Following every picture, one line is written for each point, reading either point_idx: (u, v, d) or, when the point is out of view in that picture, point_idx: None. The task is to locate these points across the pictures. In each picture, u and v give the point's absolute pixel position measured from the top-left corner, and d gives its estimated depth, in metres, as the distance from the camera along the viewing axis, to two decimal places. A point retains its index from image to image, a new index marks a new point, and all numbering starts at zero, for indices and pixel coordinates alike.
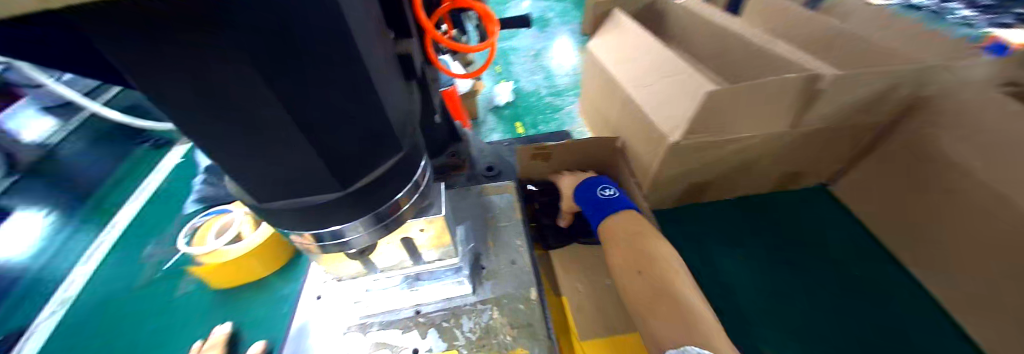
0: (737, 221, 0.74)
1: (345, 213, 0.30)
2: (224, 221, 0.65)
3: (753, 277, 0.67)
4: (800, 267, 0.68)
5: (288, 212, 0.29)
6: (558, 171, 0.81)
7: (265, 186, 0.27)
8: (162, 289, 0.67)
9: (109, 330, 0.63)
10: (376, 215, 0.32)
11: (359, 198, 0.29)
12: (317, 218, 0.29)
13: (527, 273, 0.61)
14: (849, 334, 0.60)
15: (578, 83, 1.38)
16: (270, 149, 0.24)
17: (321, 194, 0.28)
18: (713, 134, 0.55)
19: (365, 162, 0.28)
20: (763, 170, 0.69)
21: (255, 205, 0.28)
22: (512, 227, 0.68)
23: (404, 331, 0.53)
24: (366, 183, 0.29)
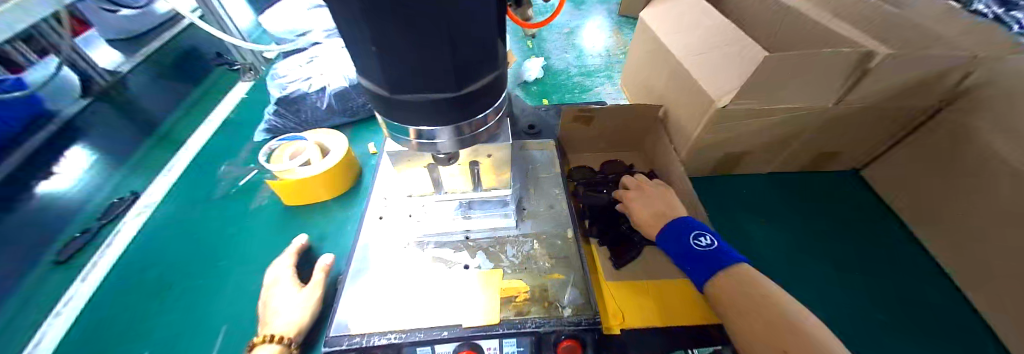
0: (765, 192, 0.80)
1: (455, 112, 0.37)
2: (295, 144, 0.71)
3: (777, 241, 0.73)
4: (822, 237, 0.74)
5: (412, 106, 0.35)
6: (596, 135, 0.86)
7: (399, 78, 0.33)
8: (239, 201, 0.73)
9: (193, 228, 0.68)
10: (458, 127, 0.39)
11: (467, 100, 0.36)
12: (429, 113, 0.36)
13: (565, 216, 0.67)
14: (862, 295, 0.66)
15: (609, 66, 1.38)
16: (421, 47, 0.30)
17: (442, 92, 0.34)
18: (758, 102, 0.59)
19: (478, 71, 0.35)
20: (797, 146, 0.73)
21: (384, 94, 0.35)
22: (552, 178, 0.74)
23: (456, 250, 0.61)
24: (473, 89, 0.36)
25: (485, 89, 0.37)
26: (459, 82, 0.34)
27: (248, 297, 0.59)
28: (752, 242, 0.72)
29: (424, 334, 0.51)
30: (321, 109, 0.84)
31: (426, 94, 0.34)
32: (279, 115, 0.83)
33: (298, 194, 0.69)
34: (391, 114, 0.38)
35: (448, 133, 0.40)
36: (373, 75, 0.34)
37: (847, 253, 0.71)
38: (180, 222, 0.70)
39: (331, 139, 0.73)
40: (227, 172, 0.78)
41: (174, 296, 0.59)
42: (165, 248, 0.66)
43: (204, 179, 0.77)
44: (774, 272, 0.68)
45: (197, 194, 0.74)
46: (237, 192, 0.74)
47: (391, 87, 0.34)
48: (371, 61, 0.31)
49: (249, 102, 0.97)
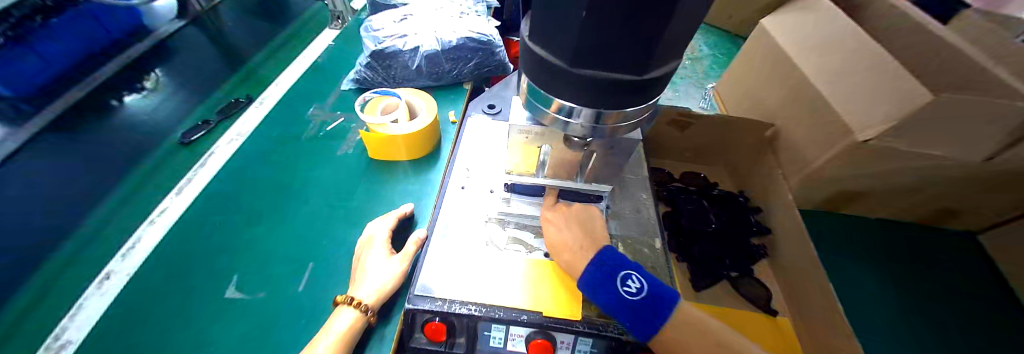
0: (877, 242, 0.70)
1: (621, 99, 0.34)
2: (389, 99, 0.70)
3: (885, 298, 0.63)
4: (940, 305, 0.63)
5: (583, 83, 0.32)
6: (686, 141, 0.80)
7: (589, 51, 0.30)
8: (326, 145, 0.73)
9: (280, 164, 0.69)
10: (598, 114, 0.36)
11: (641, 89, 0.33)
12: (599, 94, 0.33)
13: (652, 224, 0.63)
14: None
15: (675, 70, 1.30)
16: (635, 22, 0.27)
17: (623, 74, 0.31)
18: (906, 144, 0.54)
19: (665, 58, 0.32)
20: (919, 197, 0.66)
21: (560, 66, 0.32)
22: (639, 181, 0.70)
23: (535, 236, 0.60)
24: (656, 76, 0.32)
25: (659, 82, 0.34)
26: (644, 69, 0.31)
27: (332, 240, 0.58)
28: (856, 291, 0.64)
29: (504, 314, 0.50)
30: (411, 69, 0.82)
31: (605, 72, 0.31)
32: (369, 67, 0.81)
33: (384, 150, 0.69)
34: (549, 86, 0.35)
35: (583, 116, 0.37)
36: (557, 43, 0.31)
37: (971, 331, 0.61)
38: (269, 155, 0.71)
39: (420, 101, 0.72)
40: (316, 116, 0.78)
41: (261, 225, 0.60)
42: (253, 176, 0.67)
43: (294, 118, 0.78)
44: (879, 329, 0.60)
45: (286, 131, 0.75)
46: (325, 137, 0.74)
47: (570, 59, 0.31)
48: (569, 27, 0.29)
49: (337, 49, 0.97)
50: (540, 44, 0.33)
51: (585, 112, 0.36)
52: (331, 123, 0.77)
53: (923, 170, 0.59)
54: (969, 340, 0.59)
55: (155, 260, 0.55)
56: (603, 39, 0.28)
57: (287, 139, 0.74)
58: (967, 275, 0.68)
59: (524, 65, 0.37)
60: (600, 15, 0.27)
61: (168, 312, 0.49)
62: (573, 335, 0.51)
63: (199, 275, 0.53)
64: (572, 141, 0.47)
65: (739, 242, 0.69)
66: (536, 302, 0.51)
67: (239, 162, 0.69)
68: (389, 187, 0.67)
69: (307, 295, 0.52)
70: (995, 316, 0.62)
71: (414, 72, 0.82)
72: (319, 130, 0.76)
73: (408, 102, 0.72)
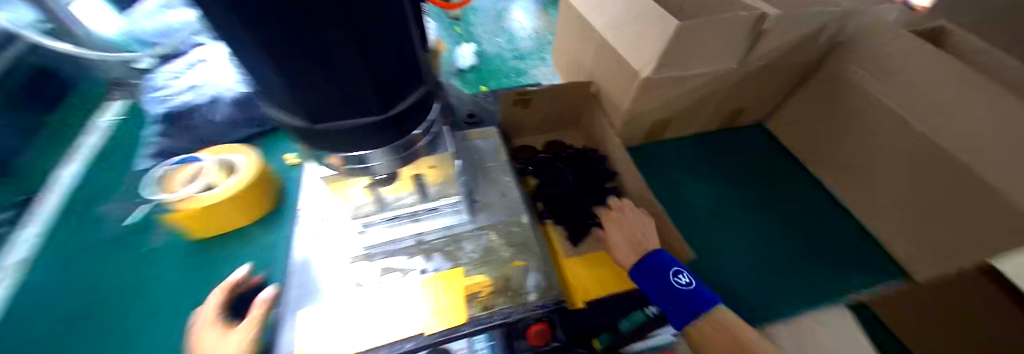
0: (690, 153, 0.85)
1: (384, 136, 0.34)
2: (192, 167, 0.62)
3: (704, 194, 0.78)
4: (739, 186, 0.81)
5: (334, 135, 0.32)
6: (535, 116, 0.86)
7: (315, 104, 0.30)
8: (140, 241, 0.70)
9: (92, 286, 0.64)
10: (395, 147, 0.37)
11: (394, 123, 0.34)
12: (357, 137, 0.33)
13: (517, 202, 0.67)
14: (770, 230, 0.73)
15: (541, 47, 1.39)
16: (333, 69, 0.27)
17: (365, 117, 0.32)
18: (678, 70, 0.64)
19: (399, 91, 0.33)
20: (715, 106, 0.81)
21: (302, 125, 0.31)
22: (499, 167, 0.73)
23: (409, 257, 0.59)
24: (402, 108, 0.34)
25: (411, 110, 0.35)
26: (382, 107, 0.32)
27: (178, 327, 0.58)
28: (683, 197, 0.77)
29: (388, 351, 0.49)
30: (218, 122, 0.73)
31: (347, 120, 0.31)
32: (167, 136, 0.71)
33: (212, 221, 0.61)
34: (311, 143, 0.34)
35: (382, 156, 0.38)
36: (285, 105, 0.31)
37: (761, 199, 0.78)
38: (96, 272, 0.66)
39: (238, 156, 0.64)
40: (114, 212, 0.75)
41: (89, 349, 0.57)
42: (79, 295, 0.64)
43: (93, 224, 0.74)
44: (703, 220, 0.73)
45: (105, 242, 0.71)
46: (134, 231, 0.71)
47: (305, 116, 0.31)
48: (279, 86, 0.28)
49: (116, 147, 0.91)
50: (277, 109, 0.33)
51: (378, 152, 0.37)
52: (136, 214, 0.75)
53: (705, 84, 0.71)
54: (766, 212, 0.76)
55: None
56: (314, 93, 0.29)
57: (103, 246, 0.70)
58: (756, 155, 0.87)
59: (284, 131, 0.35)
60: (295, 72, 0.27)
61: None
62: (465, 339, 0.52)
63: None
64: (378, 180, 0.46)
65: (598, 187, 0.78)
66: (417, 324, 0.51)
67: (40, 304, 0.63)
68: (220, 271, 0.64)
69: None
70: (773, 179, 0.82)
71: (222, 125, 0.73)
72: (122, 226, 0.73)
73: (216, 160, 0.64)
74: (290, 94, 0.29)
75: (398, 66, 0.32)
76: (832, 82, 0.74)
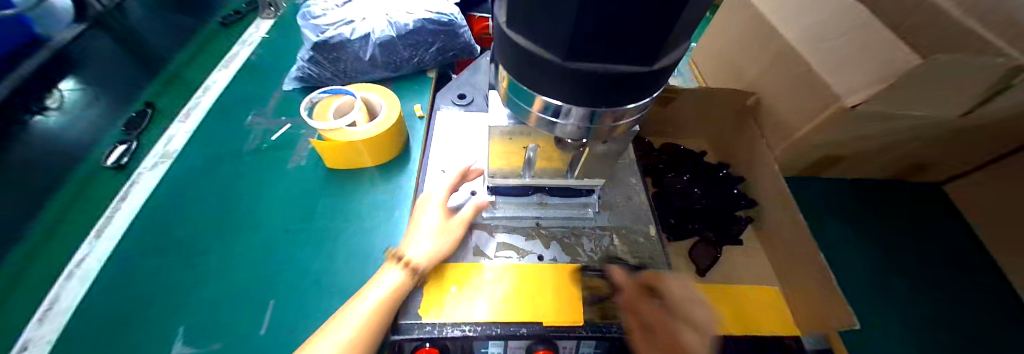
0: (858, 200, 0.70)
1: (623, 94, 0.29)
2: (339, 98, 0.62)
3: (873, 247, 0.64)
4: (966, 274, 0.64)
5: (573, 79, 0.27)
6: (669, 118, 0.78)
7: (584, 40, 0.23)
8: (275, 155, 0.69)
9: (231, 183, 0.65)
10: (597, 113, 0.31)
11: (641, 82, 0.28)
12: (603, 91, 0.28)
13: (645, 211, 0.60)
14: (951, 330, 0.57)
15: None
16: (636, 38, 0.23)
17: (628, 66, 0.26)
18: (890, 105, 0.51)
19: (678, 43, 0.26)
20: (896, 157, 0.66)
21: (555, 61, 0.26)
22: (627, 165, 0.65)
23: (526, 238, 0.55)
24: (664, 65, 0.27)
25: (661, 74, 0.28)
26: (641, 64, 0.26)
27: (187, 321, 0.52)
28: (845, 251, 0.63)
29: (502, 329, 0.46)
30: (364, 60, 0.74)
31: (596, 66, 0.26)
32: (314, 62, 0.72)
33: (343, 155, 0.63)
34: (530, 81, 0.30)
35: (580, 118, 0.32)
36: (543, 34, 0.25)
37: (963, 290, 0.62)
38: (225, 183, 0.65)
39: (380, 98, 0.65)
40: (257, 124, 0.73)
41: (209, 260, 0.57)
42: (203, 203, 0.63)
43: (233, 129, 0.72)
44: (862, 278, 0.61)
45: (201, 164, 0.67)
46: (275, 146, 0.70)
47: (559, 54, 0.25)
48: (557, 60, 0.26)
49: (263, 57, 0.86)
50: (521, 37, 0.27)
51: (581, 109, 0.31)
52: (274, 131, 0.73)
53: (879, 133, 0.59)
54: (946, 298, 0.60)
55: (121, 295, 0.53)
56: (596, 33, 0.23)
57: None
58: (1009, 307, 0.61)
59: (505, 63, 0.31)
60: (596, 9, 0.21)
61: (144, 338, 0.50)
62: (576, 340, 0.48)
63: (184, 310, 0.52)
64: (564, 142, 0.41)
65: (726, 214, 0.69)
66: (534, 313, 0.47)
67: (178, 188, 0.64)
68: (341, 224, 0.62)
69: (292, 333, 0.51)
70: (964, 275, 0.63)
71: (367, 63, 0.74)
72: (262, 140, 0.71)
73: (364, 98, 0.65)
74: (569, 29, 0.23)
75: (688, 32, 0.26)
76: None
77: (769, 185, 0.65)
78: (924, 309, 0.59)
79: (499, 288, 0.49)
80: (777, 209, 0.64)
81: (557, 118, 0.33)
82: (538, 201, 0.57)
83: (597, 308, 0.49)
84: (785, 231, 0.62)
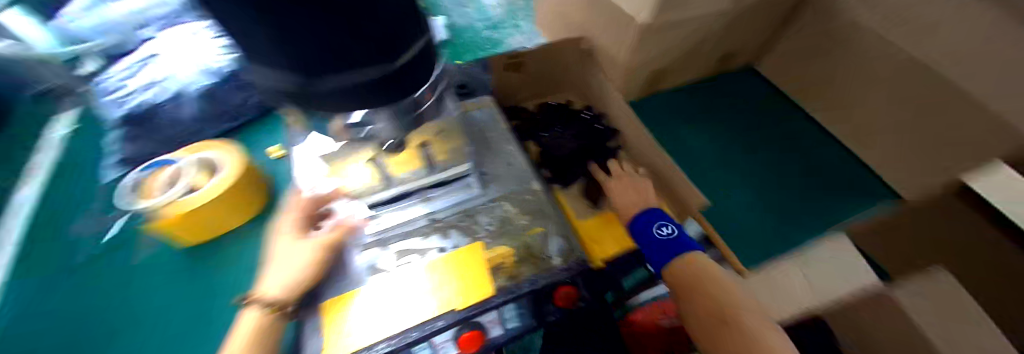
0: (694, 103, 0.83)
1: (386, 95, 0.30)
2: (168, 169, 0.59)
3: (707, 137, 0.77)
4: (784, 135, 0.78)
5: (335, 93, 0.27)
6: (528, 81, 0.83)
7: (299, 56, 0.24)
8: (122, 260, 0.64)
9: (76, 302, 0.60)
10: (399, 108, 0.34)
11: (395, 79, 0.29)
12: (360, 94, 0.28)
13: (525, 171, 0.64)
14: (776, 183, 0.70)
15: (513, 11, 1.07)
16: (347, 47, 0.24)
17: (377, 68, 0.27)
18: (673, 13, 0.58)
19: (403, 37, 0.27)
20: (709, 52, 0.77)
21: (294, 84, 0.26)
22: (500, 136, 0.69)
23: (424, 237, 0.56)
24: (405, 60, 0.28)
25: (416, 59, 0.30)
26: (386, 60, 0.27)
27: None
28: (687, 147, 0.76)
29: (418, 332, 0.47)
30: (188, 120, 0.67)
31: (341, 76, 0.26)
32: (130, 141, 0.65)
33: (202, 225, 0.58)
34: (301, 104, 0.29)
35: (384, 120, 0.36)
36: (267, 58, 0.25)
37: (781, 147, 0.76)
38: (81, 299, 0.60)
39: (217, 155, 0.60)
40: (85, 231, 0.67)
41: None
42: (64, 335, 0.56)
43: (55, 247, 0.65)
44: (707, 166, 0.73)
45: (69, 284, 0.62)
46: (113, 250, 0.65)
47: (291, 75, 0.25)
48: (294, 82, 0.26)
49: (76, 162, 0.76)
50: (259, 66, 0.27)
51: (379, 113, 0.35)
52: (107, 231, 0.67)
53: (686, 39, 0.67)
54: (772, 159, 0.74)
55: None
56: (305, 47, 0.23)
57: None
58: (817, 148, 0.75)
59: (271, 94, 0.31)
60: (280, 27, 0.22)
61: None
62: (495, 310, 0.50)
63: None
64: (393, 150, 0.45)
65: (601, 148, 0.77)
66: (444, 303, 0.49)
67: None
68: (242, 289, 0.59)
69: None
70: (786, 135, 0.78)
71: (194, 122, 0.68)
72: (96, 246, 0.66)
73: (196, 163, 0.59)
74: (279, 52, 0.24)
75: (412, 16, 0.28)
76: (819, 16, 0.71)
77: (623, 111, 0.73)
78: (756, 172, 0.72)
79: (409, 292, 0.50)
80: (633, 128, 0.72)
81: (367, 126, 0.38)
82: (423, 199, 0.58)
83: (504, 273, 0.53)
84: (646, 146, 0.70)
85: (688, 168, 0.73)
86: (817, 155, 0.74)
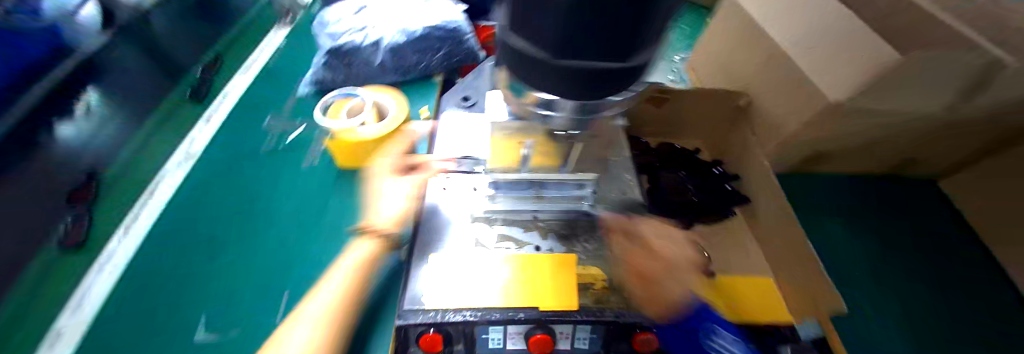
0: (850, 197, 0.73)
1: (607, 86, 0.29)
2: (351, 101, 0.69)
3: (856, 239, 0.67)
4: (961, 274, 0.64)
5: (563, 75, 0.27)
6: (664, 117, 0.81)
7: (569, 37, 0.23)
8: (291, 159, 0.76)
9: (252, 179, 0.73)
10: (582, 105, 0.34)
11: (626, 74, 0.28)
12: (591, 82, 0.28)
13: (639, 205, 0.63)
14: (940, 319, 0.58)
15: None
16: (616, 43, 0.23)
17: (614, 62, 0.26)
18: (872, 100, 0.52)
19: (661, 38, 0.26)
20: (889, 152, 0.67)
21: (542, 59, 0.26)
22: (624, 162, 0.68)
23: (525, 230, 0.59)
24: (647, 60, 0.27)
25: (645, 67, 0.28)
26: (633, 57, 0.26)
27: (210, 305, 0.56)
28: (830, 240, 0.67)
29: (501, 314, 0.49)
30: (374, 65, 0.79)
31: (588, 62, 0.26)
32: (329, 68, 0.78)
33: (356, 155, 0.68)
34: (526, 74, 0.29)
35: (567, 110, 0.35)
36: (534, 31, 0.25)
37: (958, 287, 0.63)
38: (256, 178, 0.72)
39: (388, 101, 0.71)
40: (274, 128, 0.81)
41: (234, 253, 0.62)
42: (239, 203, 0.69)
43: (252, 132, 0.80)
44: (850, 270, 0.63)
45: (251, 163, 0.75)
46: (287, 149, 0.77)
47: (546, 51, 0.25)
48: (543, 57, 0.26)
49: (279, 70, 0.95)
50: (512, 31, 0.27)
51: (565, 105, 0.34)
52: (288, 133, 0.81)
53: (871, 130, 0.60)
54: (937, 295, 0.62)
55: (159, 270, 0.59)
56: (583, 33, 0.22)
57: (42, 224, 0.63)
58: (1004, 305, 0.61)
59: (499, 54, 0.31)
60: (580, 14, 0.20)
61: (179, 313, 0.55)
62: (572, 326, 0.50)
63: (222, 285, 0.58)
64: (556, 135, 0.45)
65: (717, 209, 0.73)
66: (532, 299, 0.50)
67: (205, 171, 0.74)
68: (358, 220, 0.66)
69: None
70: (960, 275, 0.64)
71: (377, 68, 0.79)
72: (277, 142, 0.79)
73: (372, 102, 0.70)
74: (554, 30, 0.23)
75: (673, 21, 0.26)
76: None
77: (763, 180, 0.67)
78: (914, 302, 0.60)
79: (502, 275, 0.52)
80: (768, 202, 0.66)
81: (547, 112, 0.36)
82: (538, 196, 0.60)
83: (590, 294, 0.52)
84: (777, 226, 0.64)
85: (828, 264, 0.64)
86: (1007, 313, 0.59)
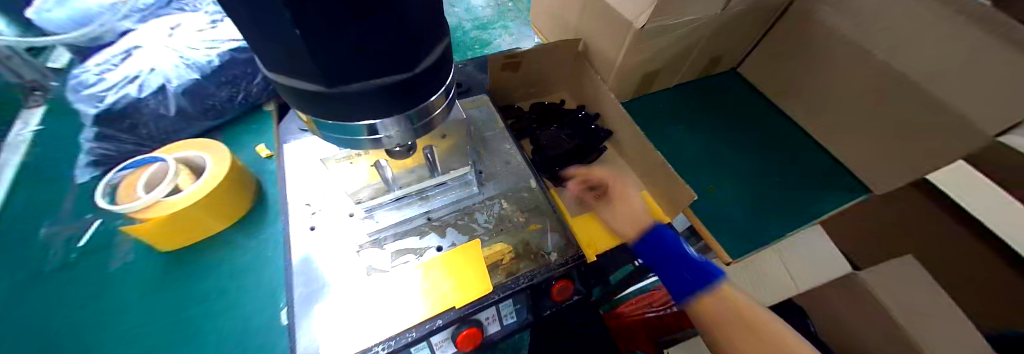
0: (685, 105, 0.85)
1: (409, 99, 0.30)
2: (151, 170, 0.57)
3: (698, 138, 0.79)
4: (771, 136, 0.80)
5: (353, 97, 0.27)
6: (522, 81, 0.83)
7: (325, 57, 0.23)
8: (96, 262, 0.64)
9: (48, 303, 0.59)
10: (409, 115, 0.31)
11: (420, 83, 0.29)
12: (388, 99, 0.28)
13: (523, 169, 0.64)
14: (767, 181, 0.72)
15: (502, 15, 1.07)
16: (376, 46, 0.24)
17: (401, 73, 0.27)
18: (671, 18, 0.60)
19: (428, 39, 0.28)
20: (699, 56, 0.80)
21: (323, 91, 0.26)
22: (498, 135, 0.69)
23: (421, 236, 0.55)
24: (430, 64, 0.29)
25: (437, 65, 0.30)
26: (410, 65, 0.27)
27: None
28: (681, 147, 0.77)
29: (417, 331, 0.46)
30: (171, 115, 0.66)
31: (368, 79, 0.26)
32: (108, 137, 0.64)
33: (183, 227, 0.56)
34: (323, 112, 0.28)
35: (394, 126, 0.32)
36: (291, 63, 0.24)
37: (770, 148, 0.78)
38: (53, 300, 0.60)
39: (205, 155, 0.59)
40: (55, 233, 0.65)
41: None
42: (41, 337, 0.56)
43: (22, 247, 0.64)
44: (701, 165, 0.74)
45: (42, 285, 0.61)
46: (84, 254, 0.64)
47: (319, 81, 0.25)
48: (318, 88, 0.25)
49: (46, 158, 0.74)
50: (279, 71, 0.26)
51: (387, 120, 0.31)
52: (78, 235, 0.66)
53: (678, 43, 0.70)
54: (763, 159, 0.76)
55: None
56: (337, 48, 0.23)
57: None
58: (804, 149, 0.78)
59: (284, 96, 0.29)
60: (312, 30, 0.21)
61: None
62: (493, 307, 0.50)
63: None
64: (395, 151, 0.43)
65: (593, 147, 0.78)
66: (446, 302, 0.48)
67: None
68: (211, 295, 0.60)
69: None
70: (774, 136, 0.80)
71: (177, 118, 0.67)
72: (66, 250, 0.64)
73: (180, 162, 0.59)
74: (310, 61, 0.23)
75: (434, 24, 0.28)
76: (797, 27, 0.76)
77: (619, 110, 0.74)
78: (749, 173, 0.73)
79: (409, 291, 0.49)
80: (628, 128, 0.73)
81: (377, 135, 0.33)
82: (422, 198, 0.58)
83: (503, 270, 0.52)
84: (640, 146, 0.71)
85: (682, 168, 0.73)
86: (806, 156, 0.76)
